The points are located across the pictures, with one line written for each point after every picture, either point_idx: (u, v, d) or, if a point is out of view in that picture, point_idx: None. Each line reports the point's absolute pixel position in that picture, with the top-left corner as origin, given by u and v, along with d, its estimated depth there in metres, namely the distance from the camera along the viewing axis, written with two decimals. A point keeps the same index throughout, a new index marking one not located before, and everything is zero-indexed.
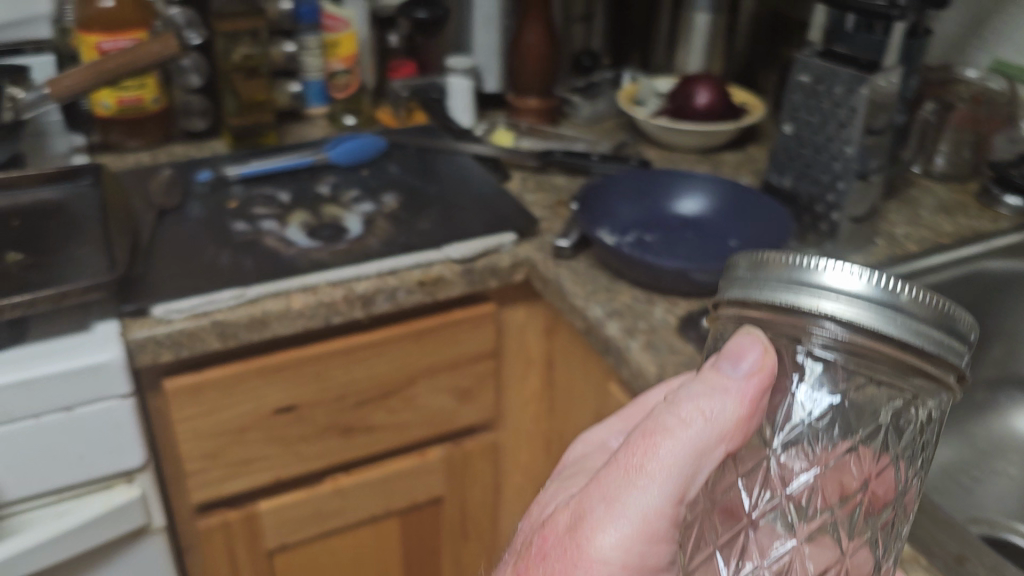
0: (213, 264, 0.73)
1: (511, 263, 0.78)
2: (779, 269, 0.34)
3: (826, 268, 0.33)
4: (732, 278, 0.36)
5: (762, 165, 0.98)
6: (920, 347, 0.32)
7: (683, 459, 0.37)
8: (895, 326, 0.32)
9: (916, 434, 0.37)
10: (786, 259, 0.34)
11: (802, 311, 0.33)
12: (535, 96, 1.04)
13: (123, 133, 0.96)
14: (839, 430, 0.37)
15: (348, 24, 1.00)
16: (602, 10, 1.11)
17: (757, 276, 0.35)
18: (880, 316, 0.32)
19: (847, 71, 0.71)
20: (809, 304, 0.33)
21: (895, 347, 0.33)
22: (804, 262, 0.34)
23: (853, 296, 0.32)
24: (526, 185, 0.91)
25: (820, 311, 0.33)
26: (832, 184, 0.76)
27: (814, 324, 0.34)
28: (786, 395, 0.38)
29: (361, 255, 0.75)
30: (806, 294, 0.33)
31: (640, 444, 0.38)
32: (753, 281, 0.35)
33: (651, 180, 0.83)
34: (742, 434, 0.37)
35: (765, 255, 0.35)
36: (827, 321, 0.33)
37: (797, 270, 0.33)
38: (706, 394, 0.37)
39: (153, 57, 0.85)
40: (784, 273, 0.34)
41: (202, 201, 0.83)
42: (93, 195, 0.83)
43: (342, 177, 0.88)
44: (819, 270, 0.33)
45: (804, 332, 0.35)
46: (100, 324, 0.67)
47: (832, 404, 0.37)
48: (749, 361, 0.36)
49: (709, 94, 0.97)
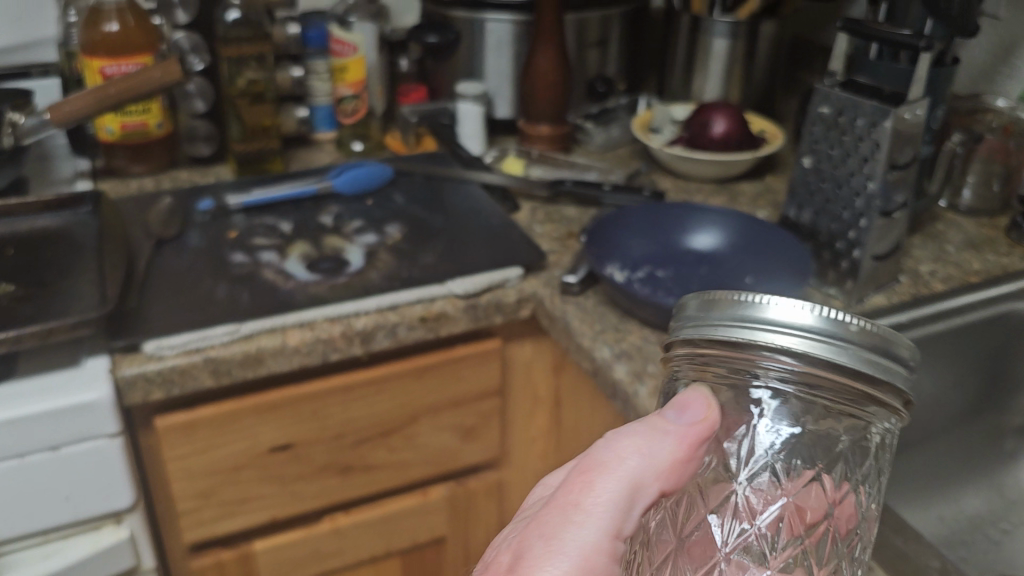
0: (207, 298, 0.70)
1: (517, 298, 0.75)
2: (728, 307, 0.36)
3: (770, 302, 0.35)
4: (683, 319, 0.38)
5: (781, 197, 0.95)
6: (867, 374, 0.34)
7: (619, 495, 0.36)
8: (842, 354, 0.34)
9: (877, 463, 0.38)
10: (734, 298, 0.36)
11: (751, 346, 0.35)
12: (547, 123, 1.01)
13: (127, 158, 0.94)
14: (800, 460, 0.38)
15: (356, 49, 0.97)
16: (618, 34, 1.07)
17: (708, 315, 0.36)
18: (827, 344, 0.34)
19: (871, 103, 0.68)
20: (758, 338, 0.35)
21: (844, 375, 0.34)
22: (750, 299, 0.36)
23: (800, 326, 0.34)
24: (535, 216, 0.89)
25: (768, 344, 0.35)
26: (854, 220, 0.72)
27: (764, 359, 0.35)
28: (744, 428, 0.38)
29: (361, 289, 0.72)
30: (755, 328, 0.35)
31: (577, 481, 0.37)
32: (705, 320, 0.36)
33: (661, 213, 0.81)
34: (677, 475, 0.37)
35: (714, 294, 0.37)
36: (776, 353, 0.35)
37: (744, 306, 0.35)
38: (645, 435, 0.37)
39: (155, 83, 0.83)
40: (733, 309, 0.36)
41: (202, 230, 0.81)
42: (92, 224, 0.81)
43: (346, 207, 0.85)
44: (765, 305, 0.35)
45: (755, 369, 0.36)
46: (89, 360, 0.65)
47: (792, 434, 0.37)
48: (692, 411, 0.37)
49: (725, 123, 0.94)
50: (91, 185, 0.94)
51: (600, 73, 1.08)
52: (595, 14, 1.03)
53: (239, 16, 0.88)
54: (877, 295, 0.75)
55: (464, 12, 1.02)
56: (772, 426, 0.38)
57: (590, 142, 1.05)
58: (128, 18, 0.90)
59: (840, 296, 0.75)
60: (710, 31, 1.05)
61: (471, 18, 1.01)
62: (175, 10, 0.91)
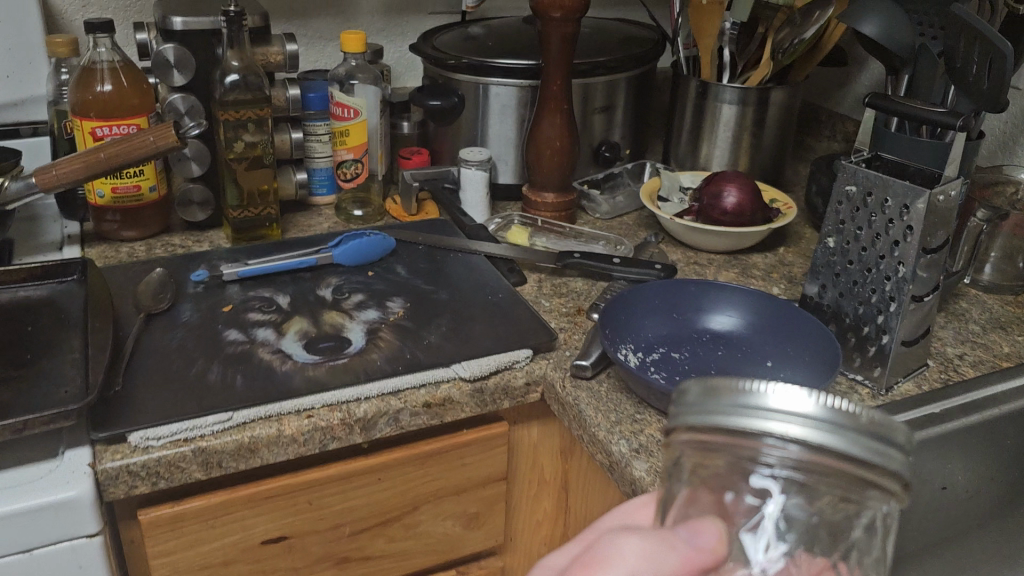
0: (198, 381, 0.66)
1: (526, 382, 0.71)
2: (725, 392, 0.29)
3: (769, 385, 0.28)
4: (681, 402, 0.30)
5: (794, 270, 0.92)
6: (879, 470, 0.27)
7: None
8: (853, 448, 0.27)
9: (884, 549, 0.30)
10: (736, 383, 0.28)
11: (750, 436, 0.28)
12: (552, 192, 0.98)
13: (116, 222, 0.90)
14: (813, 563, 0.29)
15: (359, 113, 0.94)
16: (625, 100, 1.05)
17: (707, 403, 0.29)
18: (835, 434, 0.27)
19: (900, 183, 0.65)
20: (758, 429, 0.27)
21: (854, 467, 0.27)
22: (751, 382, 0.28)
23: (803, 415, 0.27)
24: (542, 289, 0.85)
25: (769, 435, 0.27)
26: (883, 305, 0.69)
27: (764, 450, 0.28)
28: (750, 528, 0.30)
29: (363, 373, 0.68)
30: (751, 418, 0.28)
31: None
32: (701, 407, 0.29)
33: (678, 291, 0.77)
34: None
35: (716, 380, 0.29)
36: (778, 446, 0.28)
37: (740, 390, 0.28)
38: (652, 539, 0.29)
39: (148, 148, 0.79)
40: (730, 395, 0.28)
41: (195, 303, 0.77)
42: (78, 295, 0.77)
43: (346, 279, 0.82)
44: (764, 388, 0.28)
45: (755, 461, 0.29)
46: (69, 452, 0.60)
47: (798, 536, 0.29)
48: (704, 535, 0.29)
49: (738, 193, 0.91)
50: (79, 250, 0.90)
51: (605, 138, 1.05)
52: (600, 80, 1.01)
53: (238, 79, 0.85)
54: (905, 382, 0.72)
55: (468, 75, 0.99)
56: (777, 526, 0.29)
57: (595, 210, 1.01)
58: (122, 78, 0.87)
59: (868, 382, 0.72)
60: (717, 96, 1.02)
61: (475, 82, 0.99)
62: (172, 72, 0.85)
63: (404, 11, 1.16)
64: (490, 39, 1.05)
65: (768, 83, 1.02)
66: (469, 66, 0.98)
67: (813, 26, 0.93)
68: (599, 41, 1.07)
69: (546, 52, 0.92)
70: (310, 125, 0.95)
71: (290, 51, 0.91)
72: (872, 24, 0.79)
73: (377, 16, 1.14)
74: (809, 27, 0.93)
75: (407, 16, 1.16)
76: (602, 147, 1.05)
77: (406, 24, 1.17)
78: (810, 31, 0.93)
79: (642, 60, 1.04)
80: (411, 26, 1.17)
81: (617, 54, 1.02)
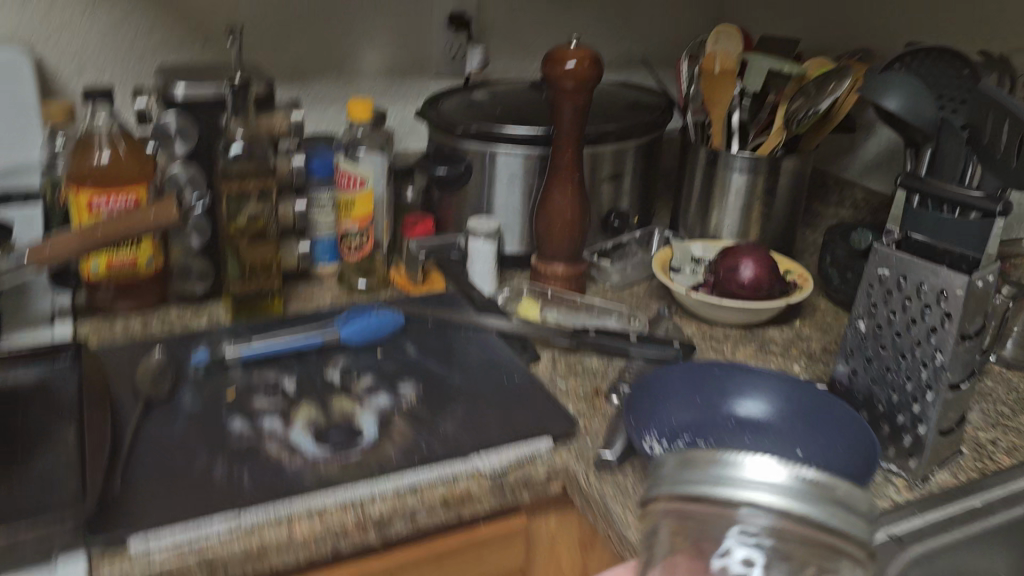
0: (202, 478, 0.62)
1: (547, 473, 0.67)
2: (707, 465, 0.37)
3: (745, 459, 0.36)
4: (659, 474, 0.38)
5: (813, 345, 0.90)
6: (843, 536, 0.35)
7: None
8: (825, 517, 0.34)
9: None
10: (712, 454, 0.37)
11: (730, 505, 0.35)
12: (562, 262, 0.95)
13: (111, 295, 0.87)
14: None
15: (365, 182, 0.91)
16: (633, 168, 1.04)
17: (686, 474, 0.37)
18: (805, 504, 0.34)
19: (940, 268, 0.63)
20: (738, 497, 0.35)
21: (828, 536, 0.35)
22: (728, 457, 0.36)
23: (775, 484, 0.35)
24: (556, 368, 0.82)
25: (749, 502, 0.35)
26: (918, 393, 0.67)
27: (741, 519, 0.36)
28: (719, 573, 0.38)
29: (377, 468, 0.64)
30: (728, 485, 0.35)
31: None
32: (684, 478, 0.36)
33: (702, 373, 0.74)
34: None
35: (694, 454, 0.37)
36: (752, 514, 0.35)
37: (722, 464, 0.36)
38: None
39: (149, 224, 0.76)
40: (712, 468, 0.36)
41: (196, 387, 0.73)
42: (72, 378, 0.73)
43: (354, 359, 0.78)
44: (743, 463, 0.36)
45: (732, 526, 0.36)
46: (62, 561, 0.55)
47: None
48: None
49: (754, 267, 0.89)
50: (71, 325, 0.85)
51: (614, 206, 1.03)
52: (608, 147, 0.99)
53: (242, 149, 0.82)
54: (941, 472, 0.69)
55: (475, 143, 0.96)
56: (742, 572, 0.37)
57: (606, 279, 1.00)
58: (121, 148, 0.84)
59: (903, 473, 0.69)
60: (726, 164, 1.00)
61: (481, 149, 0.97)
62: (174, 142, 0.83)
63: (407, 74, 1.14)
64: (496, 104, 1.03)
65: (779, 152, 0.99)
66: (476, 134, 0.96)
67: (828, 96, 0.90)
68: (605, 108, 1.06)
69: (557, 121, 0.89)
70: (314, 193, 0.91)
71: (297, 120, 0.88)
72: (895, 100, 0.78)
73: (379, 78, 1.12)
74: (824, 97, 0.91)
75: (409, 79, 1.14)
76: (610, 215, 1.03)
77: (408, 86, 1.15)
78: (824, 101, 0.90)
79: (649, 126, 1.02)
80: (414, 89, 1.15)
81: (625, 121, 1.01)
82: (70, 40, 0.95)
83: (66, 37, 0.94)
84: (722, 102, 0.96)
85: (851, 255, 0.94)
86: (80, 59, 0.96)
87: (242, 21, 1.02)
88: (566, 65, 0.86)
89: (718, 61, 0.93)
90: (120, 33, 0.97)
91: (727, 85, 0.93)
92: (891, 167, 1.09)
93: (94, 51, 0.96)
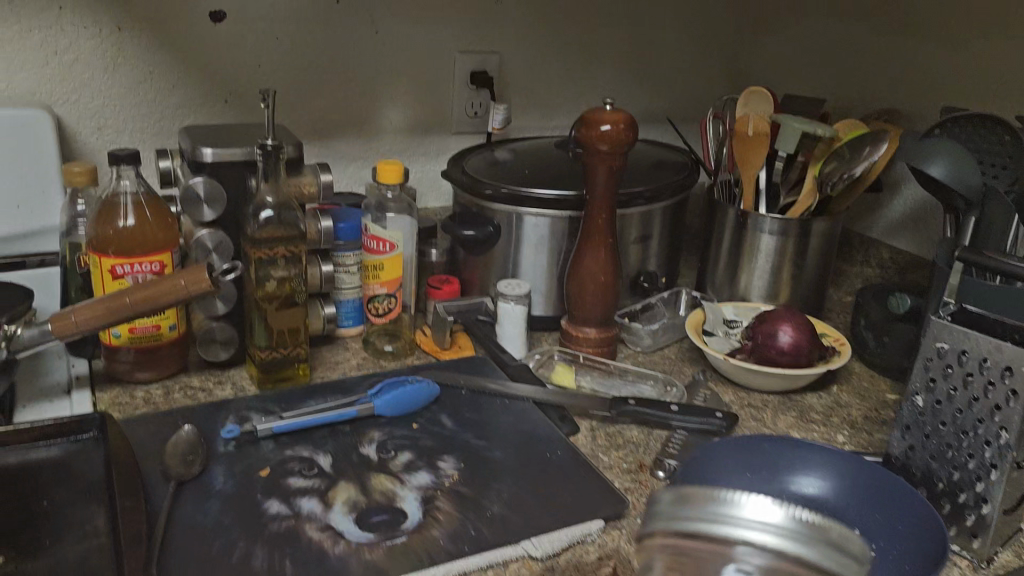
0: (242, 568, 0.59)
1: (598, 557, 0.63)
2: (703, 500, 0.31)
3: (742, 496, 0.30)
4: (653, 510, 0.32)
5: (854, 413, 0.88)
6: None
7: None
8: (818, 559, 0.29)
9: None
10: (706, 490, 0.31)
11: (725, 543, 0.30)
12: (593, 326, 0.92)
13: (131, 363, 0.83)
14: None
15: (395, 246, 0.90)
16: (661, 229, 1.02)
17: (678, 509, 0.31)
18: (801, 546, 0.29)
19: (1007, 346, 0.62)
20: (728, 535, 0.29)
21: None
22: (724, 492, 0.30)
23: (772, 523, 0.29)
24: (596, 440, 0.79)
25: (741, 541, 0.29)
26: (983, 472, 0.64)
27: (737, 559, 0.30)
28: None
29: (425, 555, 0.61)
30: (722, 524, 0.30)
31: None
32: (681, 513, 0.30)
33: (752, 445, 0.72)
34: None
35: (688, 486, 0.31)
36: (749, 557, 0.29)
37: (719, 499, 0.30)
38: None
39: (179, 293, 0.72)
40: (708, 504, 0.30)
41: (228, 465, 0.70)
42: (97, 455, 0.69)
43: (389, 433, 0.75)
44: (739, 498, 0.30)
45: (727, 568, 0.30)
46: None
47: None
48: None
49: (793, 333, 0.87)
50: (90, 394, 0.82)
51: (642, 267, 1.01)
52: (635, 210, 0.97)
53: (273, 214, 0.80)
54: (1005, 552, 0.67)
55: (503, 204, 0.94)
56: None
57: (638, 342, 0.97)
58: (147, 211, 0.80)
59: (967, 553, 0.66)
60: (756, 226, 0.99)
61: (508, 210, 0.95)
62: (201, 207, 0.80)
63: (428, 131, 1.12)
64: (523, 164, 1.02)
65: (808, 215, 0.98)
66: (506, 195, 0.94)
67: (863, 162, 0.90)
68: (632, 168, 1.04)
69: (590, 184, 0.88)
70: (339, 255, 0.89)
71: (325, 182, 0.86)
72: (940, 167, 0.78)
73: (400, 135, 1.11)
74: (858, 162, 0.90)
75: (430, 135, 1.13)
76: (639, 277, 1.01)
77: (429, 143, 1.13)
78: (859, 167, 0.90)
79: (678, 186, 1.01)
80: (435, 146, 1.14)
81: (654, 183, 1.00)
82: (89, 98, 0.93)
83: (87, 94, 0.92)
84: (756, 164, 0.93)
85: (888, 318, 0.93)
86: (100, 117, 0.94)
87: (265, 79, 1.01)
88: (600, 128, 0.84)
89: (751, 122, 0.91)
90: (140, 90, 0.95)
91: (761, 149, 0.92)
92: (918, 226, 1.09)
93: (113, 109, 0.94)
